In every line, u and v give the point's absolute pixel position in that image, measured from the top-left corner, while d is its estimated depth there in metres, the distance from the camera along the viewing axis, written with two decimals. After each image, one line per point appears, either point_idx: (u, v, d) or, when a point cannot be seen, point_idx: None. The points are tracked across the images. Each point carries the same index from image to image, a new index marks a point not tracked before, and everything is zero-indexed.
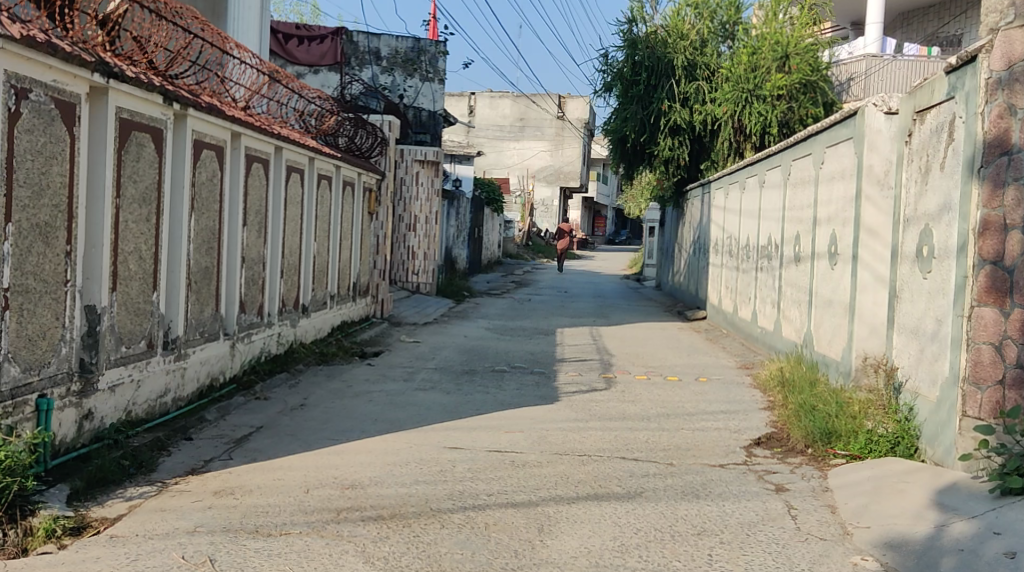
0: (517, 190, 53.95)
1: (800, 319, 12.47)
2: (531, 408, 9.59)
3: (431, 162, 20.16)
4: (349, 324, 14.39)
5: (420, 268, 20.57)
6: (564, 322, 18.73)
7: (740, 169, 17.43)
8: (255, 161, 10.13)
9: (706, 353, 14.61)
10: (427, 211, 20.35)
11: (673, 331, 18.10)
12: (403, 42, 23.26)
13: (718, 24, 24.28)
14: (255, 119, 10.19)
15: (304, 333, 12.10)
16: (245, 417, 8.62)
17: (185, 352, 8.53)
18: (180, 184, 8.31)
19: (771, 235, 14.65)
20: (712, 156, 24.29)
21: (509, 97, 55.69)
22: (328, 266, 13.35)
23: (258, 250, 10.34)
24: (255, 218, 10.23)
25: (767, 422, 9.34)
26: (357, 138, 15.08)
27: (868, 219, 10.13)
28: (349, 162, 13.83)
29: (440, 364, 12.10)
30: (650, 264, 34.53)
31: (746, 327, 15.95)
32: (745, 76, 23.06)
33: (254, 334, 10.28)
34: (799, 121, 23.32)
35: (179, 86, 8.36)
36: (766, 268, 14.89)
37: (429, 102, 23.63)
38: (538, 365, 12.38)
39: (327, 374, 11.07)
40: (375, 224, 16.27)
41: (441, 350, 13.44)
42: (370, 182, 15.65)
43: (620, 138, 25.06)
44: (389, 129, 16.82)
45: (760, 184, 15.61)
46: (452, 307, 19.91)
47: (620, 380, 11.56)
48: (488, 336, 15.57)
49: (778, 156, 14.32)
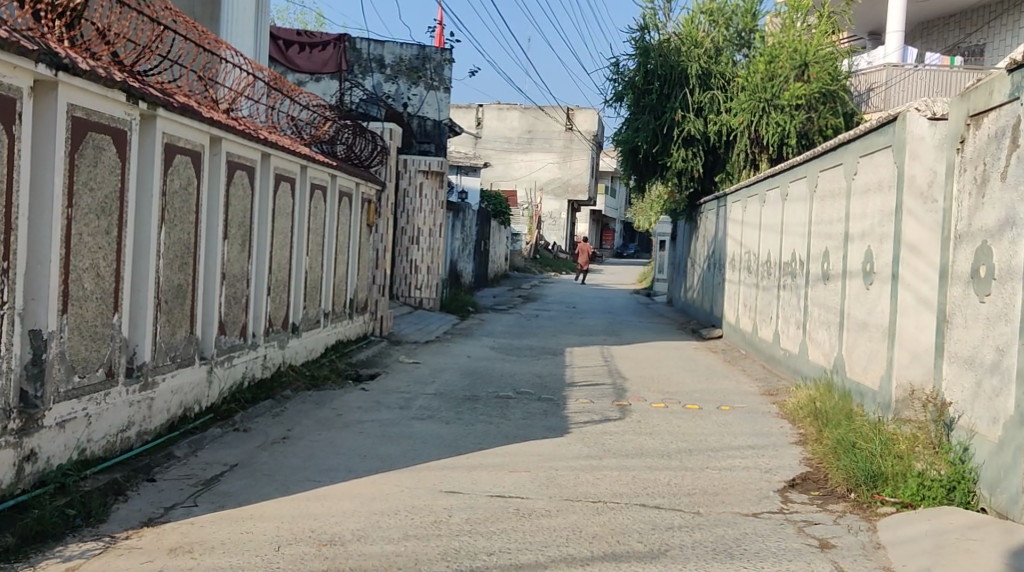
0: (524, 203, 53.06)
1: (829, 344, 11.57)
2: (538, 442, 8.69)
3: (435, 173, 19.28)
4: (345, 344, 13.49)
5: (423, 283, 19.72)
6: (574, 341, 17.81)
7: (760, 182, 16.51)
8: (237, 169, 9.25)
9: (725, 377, 13.68)
10: (431, 223, 19.49)
11: (689, 351, 17.16)
12: (408, 49, 22.43)
13: (734, 32, 23.38)
14: (239, 122, 9.31)
15: (293, 355, 11.22)
16: (220, 453, 7.74)
17: (153, 380, 7.65)
18: (148, 192, 7.46)
19: (795, 251, 13.76)
20: (728, 168, 23.54)
21: (517, 110, 54.98)
22: (322, 283, 12.45)
23: (240, 265, 9.46)
24: (238, 231, 9.34)
25: (801, 460, 8.43)
26: (357, 145, 14.18)
27: (910, 235, 9.23)
28: (346, 171, 12.96)
29: (440, 389, 11.19)
30: (660, 278, 33.61)
31: (767, 349, 15.03)
32: (762, 86, 22.14)
33: (235, 357, 9.38)
34: (818, 132, 22.43)
35: (150, 83, 7.50)
36: (789, 286, 13.97)
37: (434, 111, 22.81)
38: (546, 390, 11.47)
39: (316, 400, 10.18)
40: (374, 236, 15.37)
41: (441, 373, 12.53)
42: (369, 193, 14.77)
43: (631, 149, 24.16)
44: (390, 137, 15.93)
45: (783, 197, 14.69)
46: (456, 325, 19.01)
47: (635, 408, 10.66)
48: (493, 357, 14.66)
49: (804, 167, 13.42)
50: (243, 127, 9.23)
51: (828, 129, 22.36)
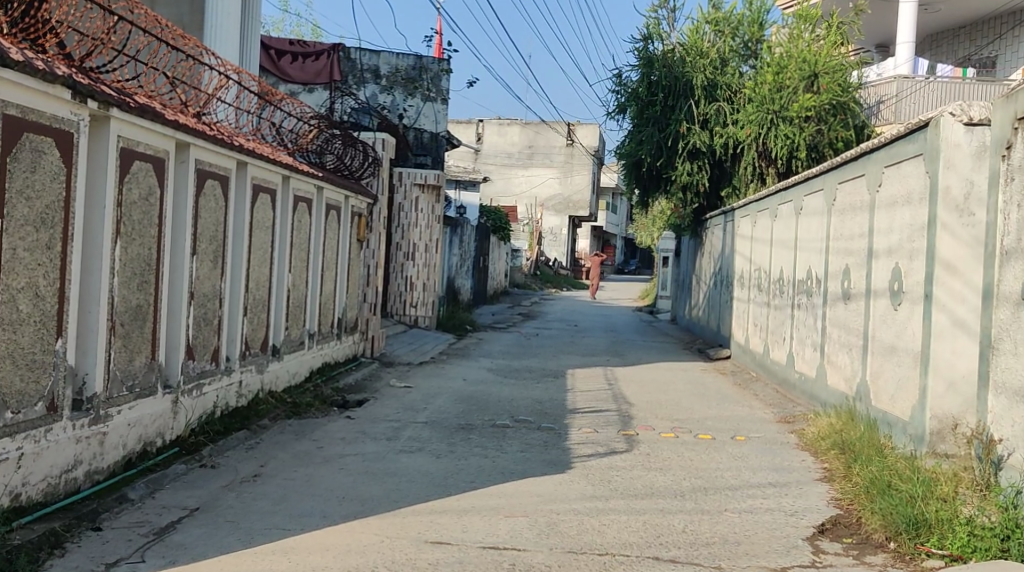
0: (524, 219, 52.29)
1: (851, 369, 10.77)
2: (537, 480, 7.87)
3: (431, 186, 18.56)
4: (332, 367, 12.67)
5: (419, 300, 18.85)
6: (575, 362, 16.99)
7: (771, 195, 15.75)
8: (208, 178, 8.47)
9: (736, 402, 12.86)
10: (427, 239, 18.72)
11: (696, 373, 16.35)
12: (404, 59, 21.68)
13: (741, 42, 22.63)
14: (211, 128, 8.53)
15: (274, 380, 10.42)
16: (181, 494, 6.95)
17: (106, 413, 6.85)
18: (100, 203, 6.69)
19: (811, 267, 12.97)
20: (734, 182, 22.78)
21: (518, 124, 54.59)
22: (307, 302, 11.64)
23: (211, 283, 8.66)
24: (208, 246, 8.56)
25: (829, 501, 7.61)
26: (347, 156, 13.38)
27: (944, 252, 8.44)
28: (333, 183, 12.14)
29: (432, 417, 10.37)
30: (664, 296, 32.82)
31: (780, 372, 14.22)
32: (770, 97, 21.32)
33: (205, 384, 8.56)
34: (829, 145, 21.62)
35: (106, 81, 6.73)
36: (804, 305, 13.19)
37: (431, 123, 22.05)
38: (547, 418, 10.65)
39: (296, 430, 9.36)
40: (365, 252, 14.54)
41: (434, 398, 11.71)
42: (360, 206, 13.96)
43: (635, 163, 23.34)
44: (382, 147, 15.10)
45: (797, 211, 13.91)
46: (452, 344, 18.18)
47: (642, 438, 9.85)
48: (490, 379, 13.84)
49: (820, 179, 12.64)
50: (215, 133, 8.47)
51: (839, 141, 21.56)
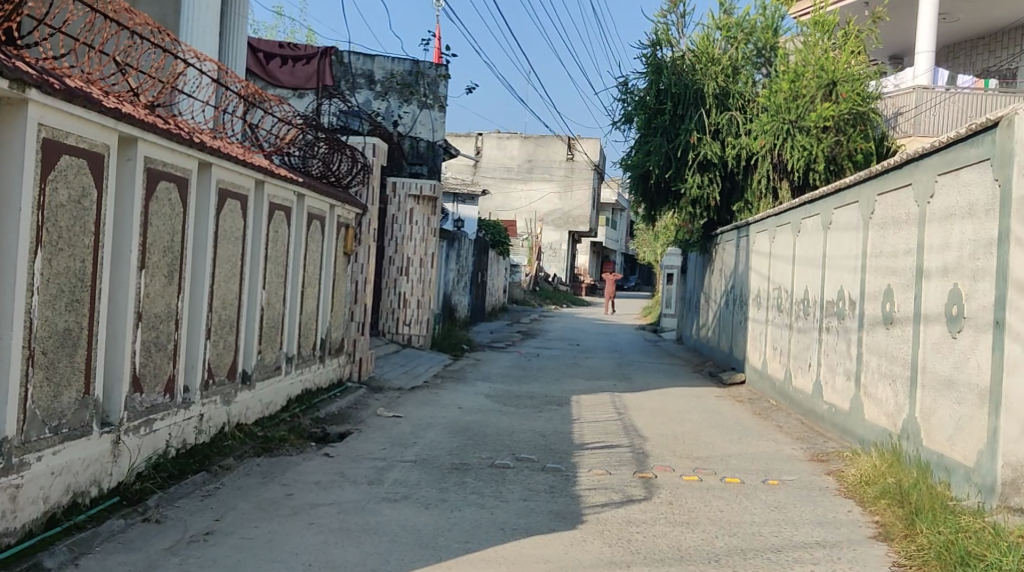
0: (524, 234, 51.08)
1: (896, 404, 9.56)
2: (544, 541, 6.64)
3: (427, 198, 17.36)
4: (314, 394, 11.44)
5: (412, 318, 17.67)
6: (578, 386, 15.74)
7: (794, 208, 14.49)
8: (163, 179, 7.30)
9: (761, 437, 11.63)
10: (422, 253, 17.51)
11: (711, 401, 15.08)
12: (400, 65, 20.55)
13: (755, 48, 21.31)
14: (168, 122, 7.38)
15: (244, 411, 9.20)
16: (111, 562, 5.80)
17: (20, 461, 5.73)
18: (14, 207, 5.66)
19: (843, 287, 11.76)
20: (746, 196, 21.59)
21: (518, 138, 53.30)
22: (285, 322, 10.41)
23: (165, 302, 7.46)
24: (162, 259, 7.37)
25: (892, 566, 6.44)
26: (334, 162, 12.15)
27: (1018, 271, 7.32)
28: (317, 189, 10.91)
29: (423, 456, 9.11)
30: (667, 314, 31.48)
31: (806, 401, 12.98)
32: (786, 106, 20.03)
33: (156, 419, 7.34)
34: (847, 157, 20.28)
35: (26, 57, 5.69)
36: (835, 328, 11.95)
37: (428, 131, 20.88)
38: (552, 457, 9.42)
39: (264, 471, 8.12)
40: (352, 266, 13.31)
41: (425, 431, 10.46)
42: (347, 217, 12.73)
43: (642, 175, 22.13)
44: (372, 153, 13.54)
45: (826, 226, 12.65)
46: (447, 366, 16.94)
47: (662, 482, 8.63)
48: (487, 408, 12.57)
49: (856, 189, 11.39)
50: (171, 127, 7.30)
51: (858, 153, 20.19)
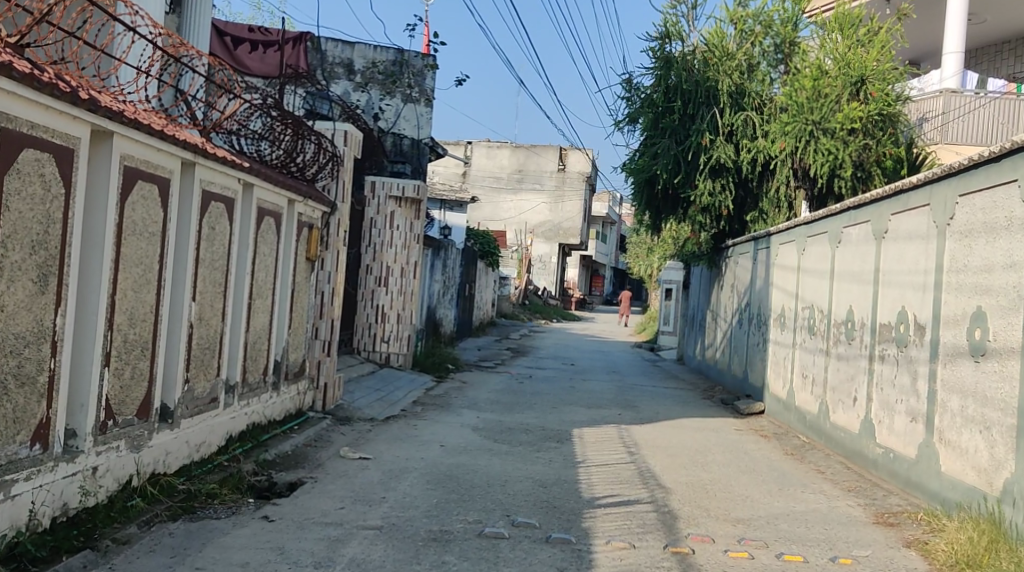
0: (513, 246, 49.04)
1: (993, 458, 7.75)
2: None
3: (410, 200, 15.42)
4: (263, 430, 9.36)
5: (391, 334, 15.53)
6: (579, 416, 13.72)
7: (835, 215, 12.42)
8: (29, 148, 5.46)
9: (805, 487, 9.59)
10: (403, 261, 15.49)
11: (733, 435, 13.06)
12: (383, 53, 18.53)
13: (773, 43, 19.20)
14: (40, 72, 5.47)
15: (162, 457, 7.16)
16: None
17: None
18: None
19: (905, 307, 9.79)
20: (761, 206, 19.53)
21: (508, 148, 51.70)
22: (224, 341, 8.29)
23: (33, 318, 5.56)
24: (27, 259, 5.49)
25: None
26: (295, 149, 10.02)
27: None
28: (268, 177, 8.79)
29: (393, 519, 7.12)
30: (665, 332, 29.33)
31: (852, 443, 10.97)
32: (808, 105, 17.85)
33: (12, 479, 5.50)
34: (876, 162, 18.13)
35: None
36: (897, 357, 9.88)
37: (413, 128, 18.70)
38: (557, 520, 7.44)
39: (175, 546, 6.14)
40: (316, 274, 11.19)
41: (398, 479, 8.44)
42: (312, 216, 10.65)
43: (647, 181, 19.87)
44: (343, 141, 11.33)
45: (883, 232, 10.57)
46: (430, 390, 14.87)
47: (703, 562, 6.68)
48: (474, 445, 10.54)
49: (929, 188, 9.33)
50: (39, 76, 5.39)
51: (887, 159, 18.04)
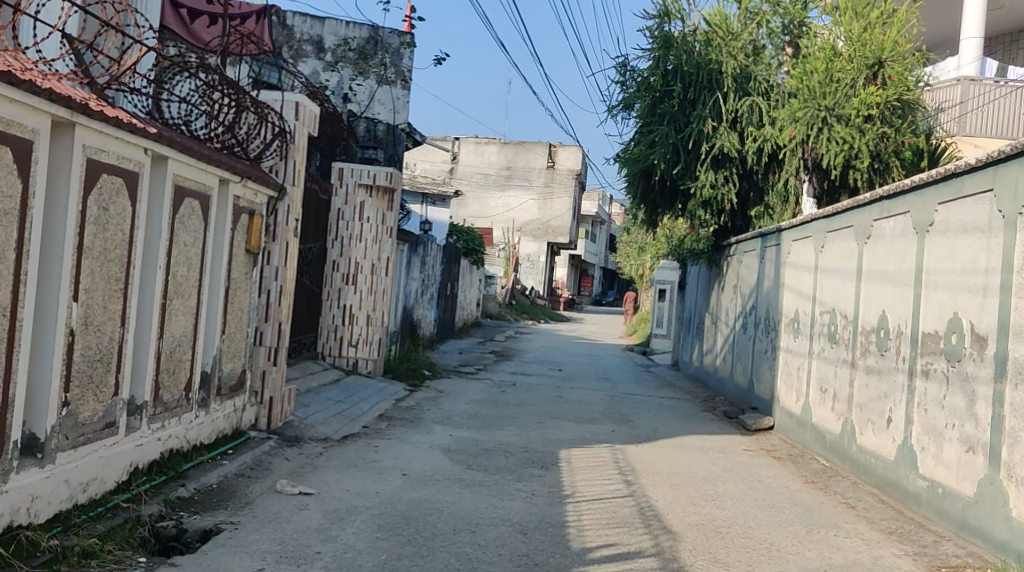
0: (499, 245, 47.41)
1: None
2: None
3: (382, 189, 13.76)
4: (184, 458, 7.67)
5: (359, 337, 13.83)
6: (568, 432, 12.10)
7: (866, 206, 10.67)
8: None
9: (837, 529, 8.01)
10: (374, 257, 13.84)
11: (743, 456, 11.46)
12: (355, 29, 16.86)
13: (780, 24, 17.18)
14: None
15: (26, 503, 5.66)
16: None
17: None
18: None
19: (959, 313, 8.15)
20: (767, 199, 17.77)
21: (495, 144, 49.71)
22: (127, 349, 6.61)
23: None
24: None
25: None
26: (228, 118, 8.32)
27: None
28: (186, 147, 7.15)
29: None
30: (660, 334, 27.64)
31: (886, 472, 9.36)
32: (821, 89, 15.92)
33: None
34: (895, 153, 16.28)
35: None
36: (951, 372, 8.23)
37: (387, 112, 16.99)
38: None
39: None
40: (260, 269, 9.46)
41: (346, 522, 6.87)
42: (252, 200, 8.94)
43: (643, 172, 18.08)
44: (295, 113, 9.59)
45: (932, 223, 8.84)
46: (400, 401, 13.23)
47: None
48: (444, 472, 8.92)
49: (997, 171, 7.69)
50: None
51: (906, 149, 16.32)
